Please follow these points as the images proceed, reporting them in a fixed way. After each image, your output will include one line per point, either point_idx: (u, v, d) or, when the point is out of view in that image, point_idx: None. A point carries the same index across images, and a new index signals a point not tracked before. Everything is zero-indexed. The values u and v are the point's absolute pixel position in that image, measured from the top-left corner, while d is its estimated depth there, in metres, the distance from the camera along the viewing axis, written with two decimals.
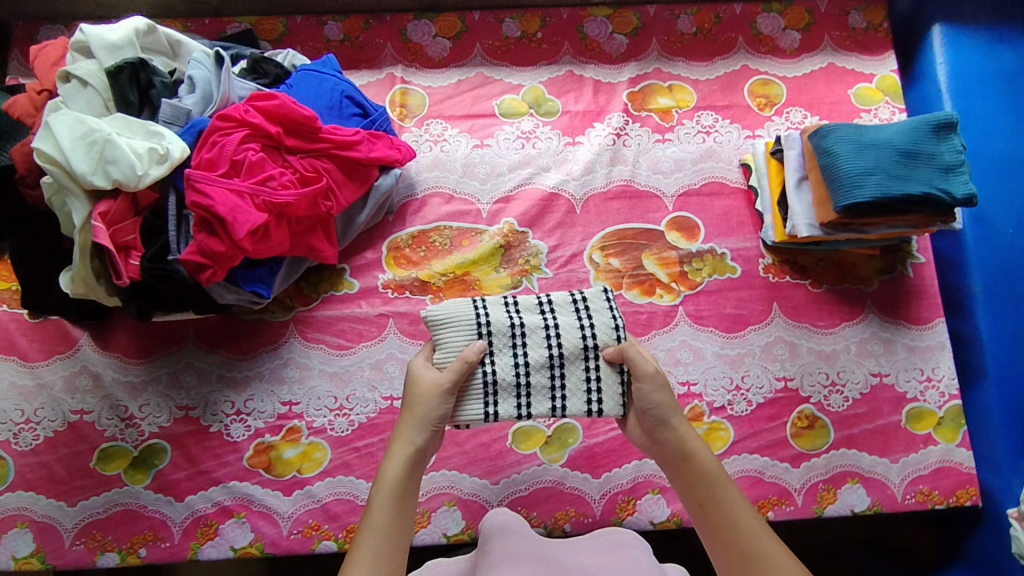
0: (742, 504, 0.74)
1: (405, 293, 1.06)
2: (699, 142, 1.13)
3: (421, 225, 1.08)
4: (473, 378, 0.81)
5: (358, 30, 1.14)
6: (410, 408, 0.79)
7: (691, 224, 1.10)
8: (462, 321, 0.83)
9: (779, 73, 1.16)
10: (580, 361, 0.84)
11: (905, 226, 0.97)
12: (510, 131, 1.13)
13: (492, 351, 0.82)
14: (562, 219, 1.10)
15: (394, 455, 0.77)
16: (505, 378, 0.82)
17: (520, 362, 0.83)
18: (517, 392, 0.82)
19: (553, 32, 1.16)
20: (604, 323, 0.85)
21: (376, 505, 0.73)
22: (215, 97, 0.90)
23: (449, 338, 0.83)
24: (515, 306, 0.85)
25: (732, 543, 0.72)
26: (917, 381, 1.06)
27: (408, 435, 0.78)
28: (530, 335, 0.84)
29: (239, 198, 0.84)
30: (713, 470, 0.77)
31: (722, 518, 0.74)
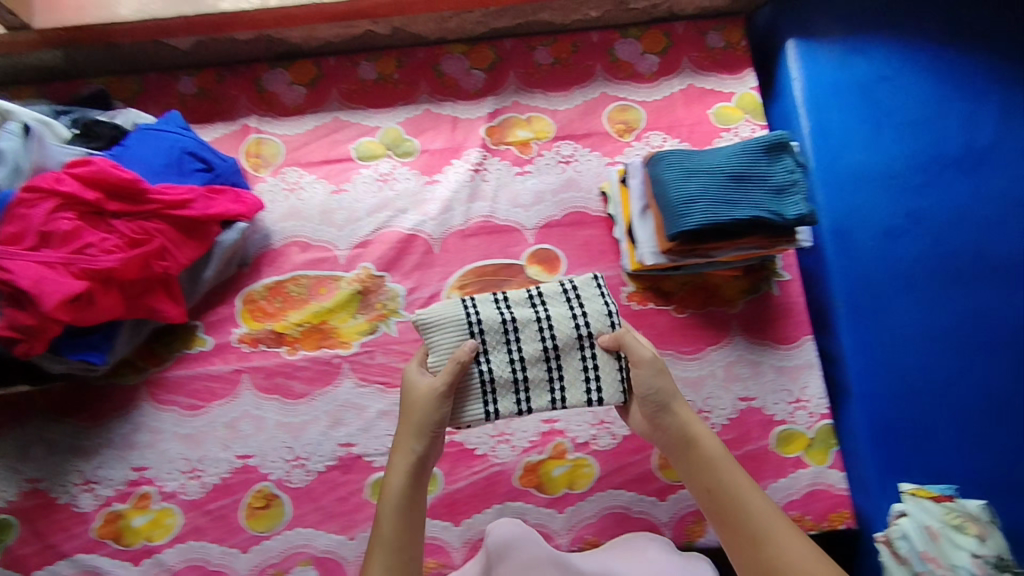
0: (744, 486, 0.79)
1: (260, 347, 1.04)
2: (559, 172, 1.12)
3: (277, 276, 1.07)
4: (469, 377, 0.83)
5: (211, 82, 1.14)
6: (405, 419, 0.82)
7: (552, 256, 1.09)
8: (450, 321, 0.84)
9: (637, 98, 1.15)
10: (576, 350, 0.85)
11: (752, 248, 0.96)
12: (367, 175, 1.11)
13: (484, 348, 0.83)
14: (420, 260, 1.08)
15: (397, 467, 0.81)
16: (502, 374, 0.84)
17: (515, 358, 0.84)
18: (514, 388, 0.84)
19: (410, 72, 1.15)
20: (598, 309, 0.86)
21: (384, 516, 0.79)
22: (25, 169, 0.91)
23: (439, 340, 0.84)
24: (505, 302, 0.86)
25: (736, 525, 0.78)
26: (786, 403, 1.04)
27: (410, 446, 0.81)
28: (523, 330, 0.85)
29: (48, 271, 0.84)
30: (720, 453, 0.81)
31: (728, 502, 0.79)
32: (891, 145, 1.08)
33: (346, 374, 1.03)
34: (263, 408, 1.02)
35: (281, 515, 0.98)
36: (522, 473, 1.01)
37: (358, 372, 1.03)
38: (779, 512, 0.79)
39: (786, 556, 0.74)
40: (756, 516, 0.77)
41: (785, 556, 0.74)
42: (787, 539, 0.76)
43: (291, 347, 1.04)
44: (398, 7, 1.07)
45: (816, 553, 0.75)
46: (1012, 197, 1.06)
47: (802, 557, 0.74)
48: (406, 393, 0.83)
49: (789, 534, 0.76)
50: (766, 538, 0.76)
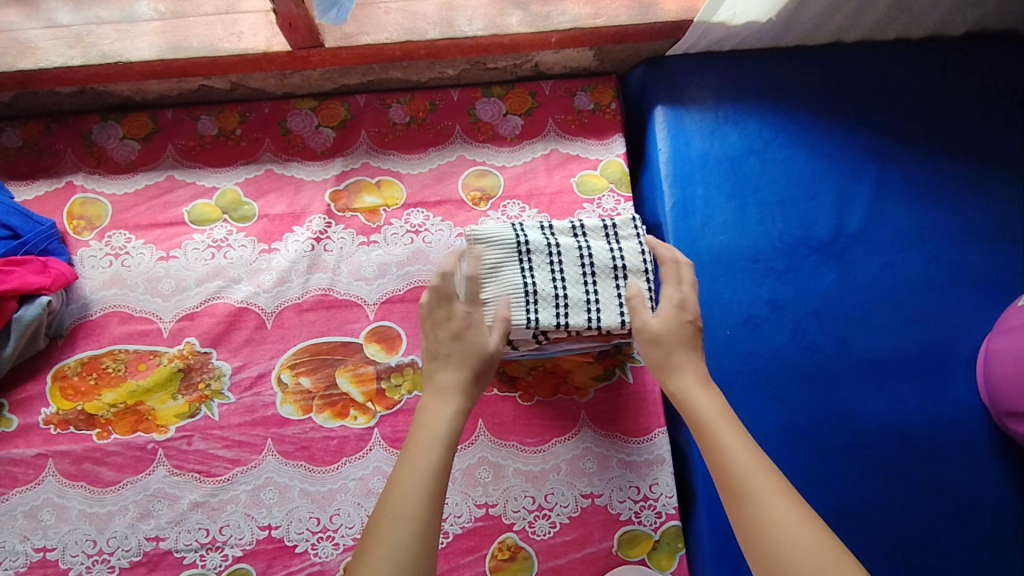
0: (735, 440, 0.68)
1: (69, 429, 0.97)
2: (407, 243, 1.05)
3: (94, 350, 1.00)
4: (515, 284, 0.82)
5: (38, 135, 1.06)
6: (462, 360, 0.74)
7: (392, 334, 1.02)
8: (503, 236, 0.84)
9: (496, 162, 1.08)
10: (611, 276, 0.86)
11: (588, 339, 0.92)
12: (199, 241, 1.04)
13: (530, 266, 0.84)
14: (250, 335, 1.01)
15: (450, 401, 0.71)
16: (545, 288, 0.83)
17: (556, 277, 0.84)
18: (556, 302, 0.82)
19: (253, 128, 1.08)
20: (633, 246, 0.88)
21: (430, 440, 0.68)
22: None
23: (490, 252, 0.84)
24: (550, 229, 0.87)
25: (728, 490, 0.66)
26: (632, 502, 0.96)
27: (466, 388, 0.73)
28: (565, 253, 0.86)
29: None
30: (716, 409, 0.71)
31: (718, 460, 0.68)
32: (758, 226, 1.01)
33: (161, 461, 0.96)
34: (67, 496, 0.94)
35: None
36: None
37: (173, 459, 0.96)
38: (772, 472, 0.66)
39: (765, 521, 0.62)
40: (738, 477, 0.65)
41: (769, 514, 0.62)
42: (774, 502, 0.63)
43: (102, 429, 0.97)
44: (221, 65, 0.99)
45: (814, 523, 0.62)
46: (880, 286, 1.00)
47: (787, 517, 0.62)
48: (461, 335, 0.75)
49: (772, 491, 0.64)
50: (747, 494, 0.64)
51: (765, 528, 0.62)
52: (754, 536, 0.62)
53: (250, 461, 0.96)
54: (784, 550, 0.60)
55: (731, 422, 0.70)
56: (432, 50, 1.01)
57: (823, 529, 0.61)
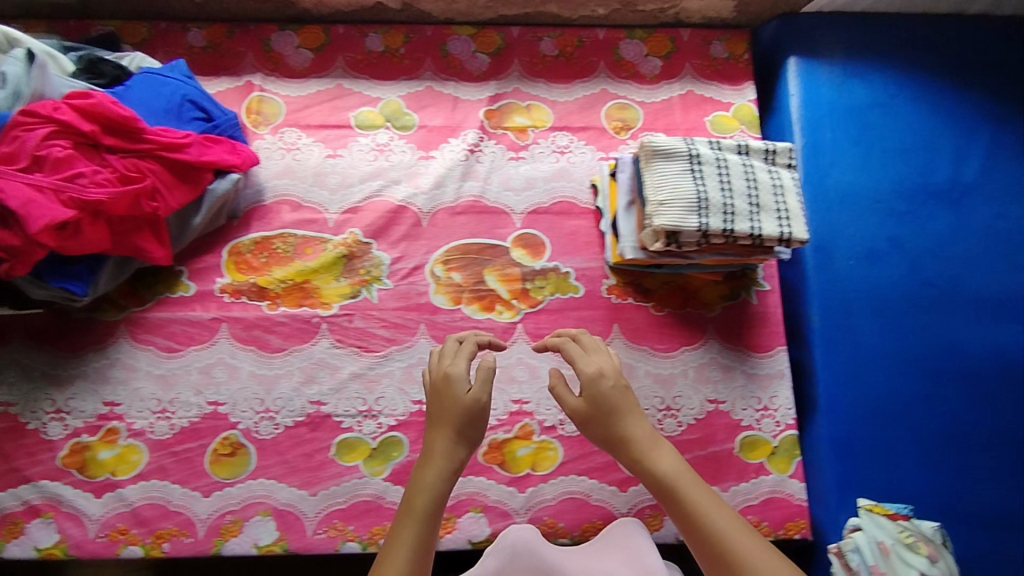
0: (699, 498, 0.72)
1: (242, 299, 1.05)
2: (552, 161, 1.14)
3: (266, 232, 1.08)
4: (688, 194, 0.87)
5: (221, 37, 1.15)
6: (449, 421, 0.79)
7: (538, 242, 1.10)
8: (677, 150, 0.89)
9: (637, 98, 1.17)
10: (771, 193, 0.90)
11: (729, 255, 0.96)
12: (364, 143, 1.13)
13: (702, 175, 0.88)
14: (407, 231, 1.09)
15: (435, 466, 0.77)
16: (715, 198, 0.87)
17: (725, 188, 0.88)
18: (725, 210, 0.87)
19: (417, 48, 1.17)
20: (789, 171, 0.93)
21: (414, 504, 0.74)
22: (25, 92, 0.87)
23: (664, 165, 0.89)
24: (718, 145, 0.91)
25: (702, 547, 0.70)
26: (754, 410, 1.05)
27: (449, 451, 0.78)
28: (732, 168, 0.90)
29: (45, 198, 0.84)
30: (674, 468, 0.76)
31: (691, 517, 0.72)
32: (880, 170, 1.11)
33: (324, 335, 1.05)
34: (239, 357, 1.03)
35: (245, 464, 0.99)
36: (487, 449, 1.01)
37: (335, 333, 1.05)
38: (741, 524, 0.71)
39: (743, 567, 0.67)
40: (713, 530, 0.70)
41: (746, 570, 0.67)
42: (751, 547, 0.69)
43: (272, 302, 1.05)
44: None
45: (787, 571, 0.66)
46: (992, 233, 1.09)
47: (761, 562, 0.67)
48: (445, 393, 0.81)
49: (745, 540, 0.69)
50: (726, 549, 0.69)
51: None
52: None
53: (405, 342, 1.05)
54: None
55: (691, 480, 0.75)
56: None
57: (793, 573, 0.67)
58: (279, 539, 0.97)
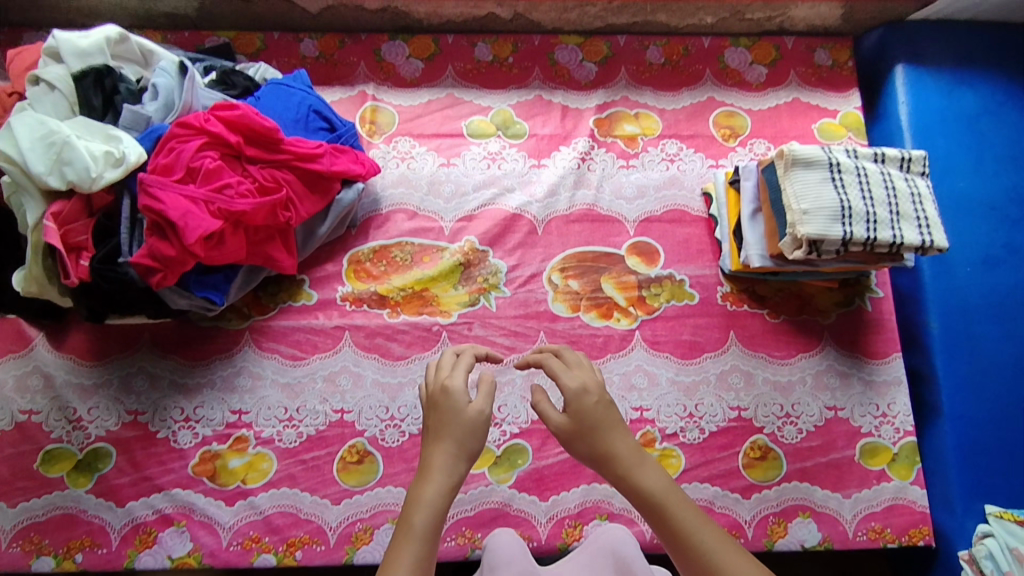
0: (702, 521, 0.68)
1: (363, 307, 1.06)
2: (663, 169, 1.14)
3: (384, 240, 1.09)
4: (832, 202, 0.87)
5: (333, 47, 1.17)
6: (449, 434, 0.71)
7: (652, 250, 1.10)
8: (818, 159, 0.89)
9: (744, 105, 1.18)
10: (909, 201, 0.91)
11: (853, 263, 0.94)
12: (476, 152, 1.14)
13: (844, 184, 0.89)
14: (523, 239, 1.10)
15: (433, 482, 0.68)
16: (858, 206, 0.88)
17: (866, 196, 0.89)
18: (869, 219, 0.87)
19: (525, 57, 1.18)
20: (922, 180, 0.94)
21: (412, 523, 0.65)
22: (177, 105, 0.89)
23: (804, 173, 0.89)
24: (854, 154, 0.92)
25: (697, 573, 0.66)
26: (872, 417, 1.05)
27: (450, 465, 0.70)
28: (871, 177, 0.90)
29: (198, 206, 0.85)
30: (662, 486, 0.70)
31: (692, 541, 0.67)
32: (993, 177, 1.11)
33: (445, 342, 1.05)
34: (363, 365, 1.03)
35: (374, 472, 0.99)
36: None
37: (456, 341, 1.05)
38: (735, 546, 0.67)
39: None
40: (715, 556, 0.66)
41: None
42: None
43: (393, 310, 1.06)
44: None
45: None
46: None
47: None
48: (442, 405, 0.73)
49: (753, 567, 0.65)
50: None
51: None
52: None
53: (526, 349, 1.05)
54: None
55: (680, 499, 0.70)
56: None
57: None
58: None
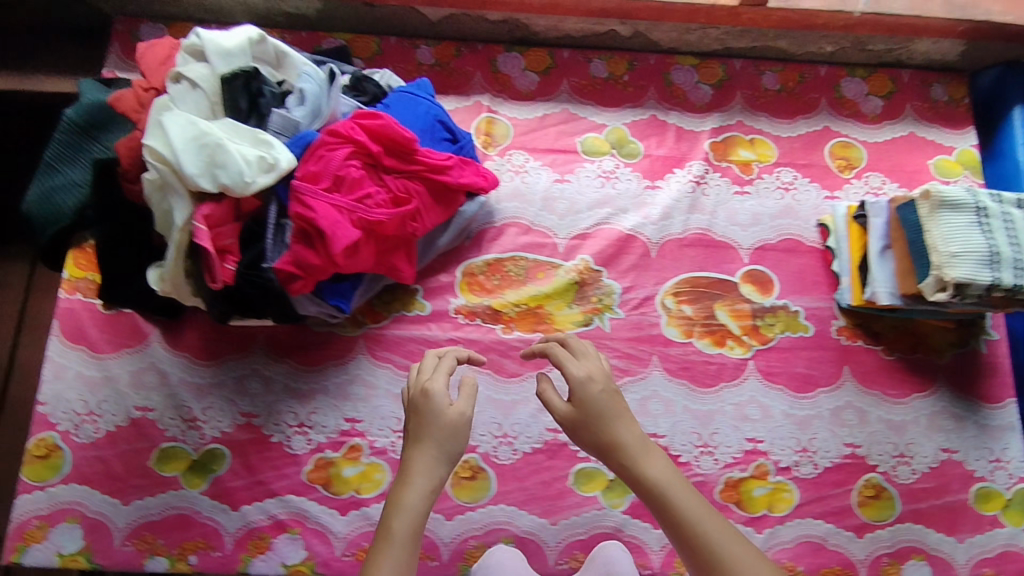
0: (693, 505, 0.73)
1: (477, 320, 1.05)
2: (778, 198, 1.13)
3: (498, 253, 1.08)
4: (980, 246, 0.87)
5: (449, 56, 1.15)
6: (428, 436, 0.77)
7: (766, 279, 1.10)
8: (965, 202, 0.89)
9: (859, 137, 1.17)
10: None
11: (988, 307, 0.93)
12: (590, 170, 1.12)
13: (991, 229, 0.88)
14: (636, 261, 1.09)
15: (414, 487, 0.74)
16: (1005, 252, 0.87)
17: (1014, 242, 0.88)
18: (1017, 265, 0.86)
19: (640, 75, 1.17)
20: None
21: (393, 529, 0.71)
22: (323, 112, 0.87)
23: (950, 215, 0.89)
24: (1000, 198, 0.91)
25: (694, 556, 0.72)
26: (986, 461, 1.05)
27: (432, 469, 0.75)
28: (1017, 223, 0.90)
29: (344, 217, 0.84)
30: (665, 474, 0.75)
31: (681, 524, 0.73)
32: None
33: None
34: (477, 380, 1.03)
35: (486, 489, 0.99)
36: (723, 487, 1.02)
37: None
38: (733, 532, 0.73)
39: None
40: (701, 538, 0.71)
41: None
42: (761, 564, 0.70)
43: (507, 325, 1.05)
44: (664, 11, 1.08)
45: None
46: None
47: None
48: (425, 409, 0.78)
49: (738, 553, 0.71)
50: (733, 563, 0.70)
51: None
52: None
53: (639, 373, 1.05)
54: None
55: (682, 488, 0.75)
56: (849, 24, 1.10)
57: None
58: None
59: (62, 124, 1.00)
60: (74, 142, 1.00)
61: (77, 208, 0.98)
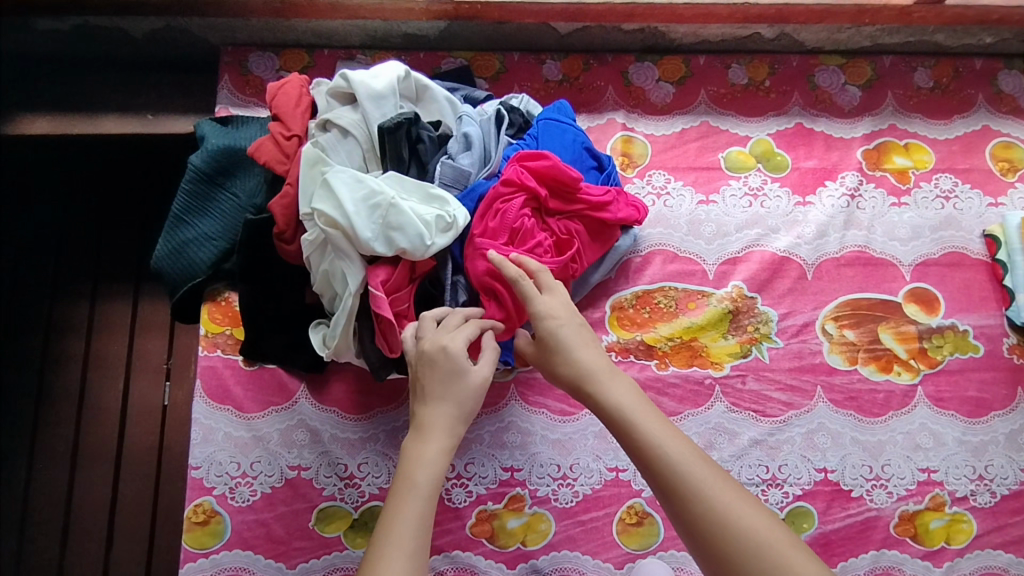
0: (661, 430, 0.65)
1: (630, 357, 0.99)
2: (938, 208, 1.06)
3: (646, 285, 1.02)
4: None
5: (578, 70, 1.08)
6: (450, 396, 0.70)
7: (931, 296, 1.03)
8: None
9: (1021, 135, 1.09)
10: None
11: None
12: (736, 187, 1.06)
13: None
14: (793, 285, 1.03)
15: (432, 441, 0.67)
16: None
17: None
18: None
19: (782, 80, 1.09)
20: None
21: (413, 480, 0.64)
22: (491, 158, 0.85)
23: None
24: None
25: (659, 484, 0.63)
26: None
27: (448, 425, 0.69)
28: None
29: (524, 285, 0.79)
30: (628, 398, 0.68)
31: (638, 446, 0.65)
32: None
33: (719, 397, 0.99)
34: None
35: (655, 535, 0.95)
36: (899, 521, 0.96)
37: (730, 396, 0.99)
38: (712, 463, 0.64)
39: (705, 498, 0.60)
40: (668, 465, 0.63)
41: (706, 507, 0.60)
42: (716, 486, 0.61)
43: (661, 360, 0.99)
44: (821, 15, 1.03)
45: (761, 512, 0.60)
46: None
47: (748, 511, 0.60)
48: (443, 366, 0.71)
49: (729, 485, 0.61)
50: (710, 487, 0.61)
51: (702, 515, 0.60)
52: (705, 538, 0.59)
53: (805, 406, 0.99)
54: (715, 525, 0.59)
55: (647, 412, 0.67)
56: None
57: (775, 520, 0.60)
58: None
59: (188, 173, 0.97)
60: (201, 192, 0.97)
61: (213, 262, 0.96)
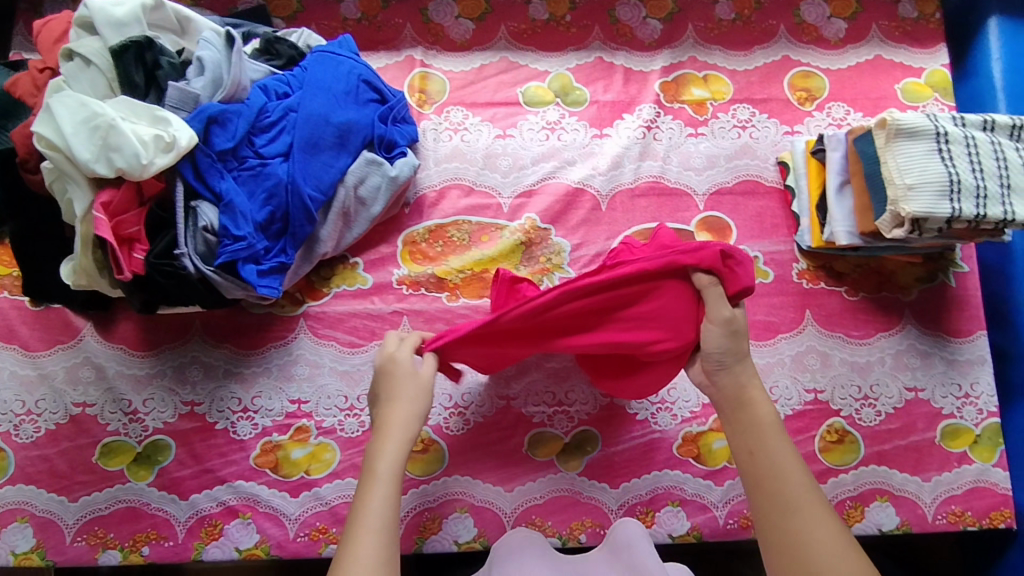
0: (788, 454, 0.75)
1: (420, 290, 1.00)
2: (734, 137, 1.06)
3: (439, 219, 1.03)
4: (940, 175, 0.81)
5: (376, 9, 1.08)
6: (400, 395, 0.79)
7: (722, 225, 1.04)
8: (925, 130, 0.83)
9: (821, 65, 1.09)
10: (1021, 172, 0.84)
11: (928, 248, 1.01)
12: (534, 121, 1.06)
13: (950, 154, 0.82)
14: (586, 215, 1.03)
15: (392, 437, 0.75)
16: (967, 179, 0.81)
17: (976, 169, 0.82)
18: (978, 193, 0.81)
19: (583, 15, 1.10)
20: None
21: (377, 470, 0.72)
22: (225, 81, 0.85)
23: (910, 146, 0.83)
24: (962, 120, 0.85)
25: (766, 492, 0.73)
26: (954, 397, 1.01)
27: (403, 420, 0.77)
28: (981, 147, 0.84)
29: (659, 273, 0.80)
30: (769, 418, 0.78)
31: (766, 463, 0.74)
32: None
33: None
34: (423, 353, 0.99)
35: (439, 461, 0.98)
36: (682, 442, 0.99)
37: None
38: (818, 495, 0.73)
39: (805, 523, 0.70)
40: (784, 482, 0.73)
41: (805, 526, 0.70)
42: (817, 516, 0.70)
43: (452, 293, 1.00)
44: None
45: (849, 547, 0.69)
46: None
47: (830, 540, 0.69)
48: (394, 370, 0.80)
49: (827, 518, 0.71)
50: (805, 510, 0.71)
51: (799, 531, 0.70)
52: (786, 548, 0.69)
53: None
54: (814, 552, 0.68)
55: (780, 436, 0.77)
56: None
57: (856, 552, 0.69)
58: (477, 537, 0.95)
59: None
60: None
61: None
